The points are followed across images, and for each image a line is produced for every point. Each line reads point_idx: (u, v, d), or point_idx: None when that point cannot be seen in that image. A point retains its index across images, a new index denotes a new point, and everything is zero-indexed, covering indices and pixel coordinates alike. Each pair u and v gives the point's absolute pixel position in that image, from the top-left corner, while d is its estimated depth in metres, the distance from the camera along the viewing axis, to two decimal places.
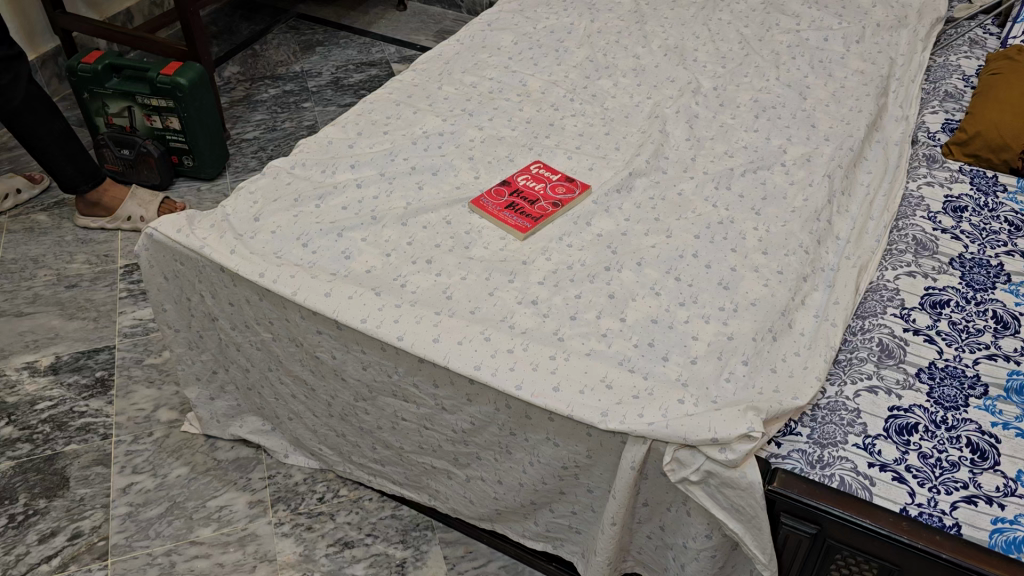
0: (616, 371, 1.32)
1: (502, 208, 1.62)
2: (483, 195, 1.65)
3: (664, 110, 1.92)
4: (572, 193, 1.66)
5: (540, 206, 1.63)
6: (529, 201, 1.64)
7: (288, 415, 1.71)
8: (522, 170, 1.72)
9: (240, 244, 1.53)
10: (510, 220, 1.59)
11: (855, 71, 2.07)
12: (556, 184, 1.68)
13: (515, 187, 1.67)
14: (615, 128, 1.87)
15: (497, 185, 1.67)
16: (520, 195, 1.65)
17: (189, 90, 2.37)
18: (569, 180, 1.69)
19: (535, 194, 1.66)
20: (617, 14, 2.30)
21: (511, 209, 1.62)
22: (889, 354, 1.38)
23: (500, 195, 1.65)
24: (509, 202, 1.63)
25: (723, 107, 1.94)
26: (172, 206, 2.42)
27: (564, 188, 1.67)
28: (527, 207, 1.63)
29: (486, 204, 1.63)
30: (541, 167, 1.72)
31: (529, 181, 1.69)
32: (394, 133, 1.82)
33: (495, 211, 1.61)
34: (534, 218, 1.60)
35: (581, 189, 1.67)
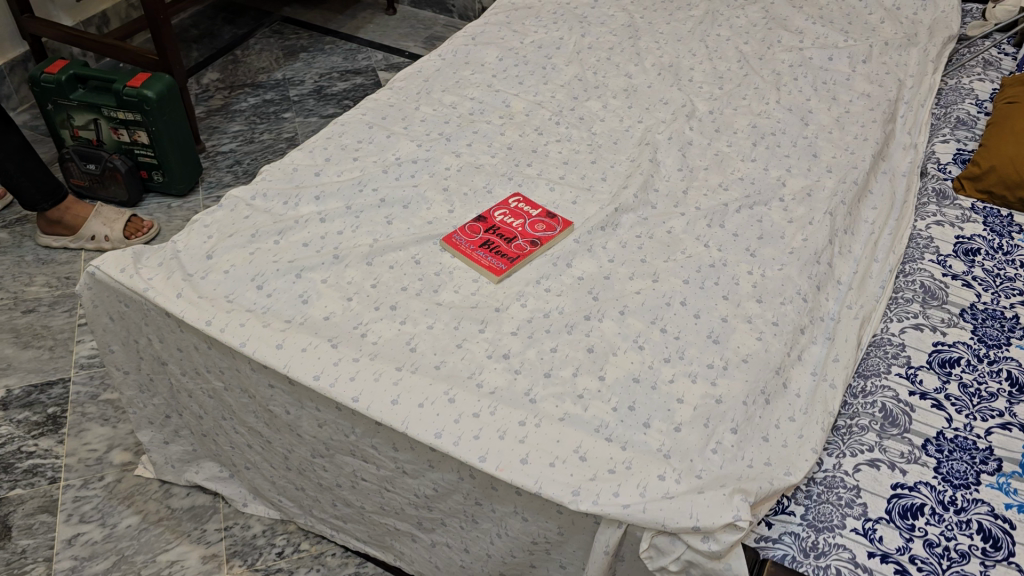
0: (591, 440, 1.19)
1: (476, 247, 1.50)
2: (456, 231, 1.53)
3: (656, 137, 1.79)
4: (553, 229, 1.53)
5: (517, 245, 1.50)
6: (505, 239, 1.51)
7: (245, 464, 1.59)
8: (498, 203, 1.59)
9: (188, 286, 1.40)
10: (484, 261, 1.47)
11: (861, 94, 1.94)
12: (535, 219, 1.55)
13: (490, 224, 1.54)
14: (602, 155, 1.75)
15: (472, 221, 1.55)
16: (495, 233, 1.53)
17: (157, 103, 2.25)
18: (552, 215, 1.56)
19: (511, 231, 1.53)
20: (610, 28, 2.17)
21: (486, 249, 1.49)
22: (893, 422, 1.25)
23: (474, 233, 1.52)
24: (483, 240, 1.51)
25: (719, 133, 1.82)
26: (139, 225, 2.31)
27: (545, 224, 1.54)
28: (502, 247, 1.50)
29: (459, 243, 1.50)
30: (520, 200, 1.60)
31: (506, 216, 1.56)
32: (365, 159, 1.69)
33: (469, 251, 1.49)
34: (510, 258, 1.48)
35: (564, 225, 1.54)
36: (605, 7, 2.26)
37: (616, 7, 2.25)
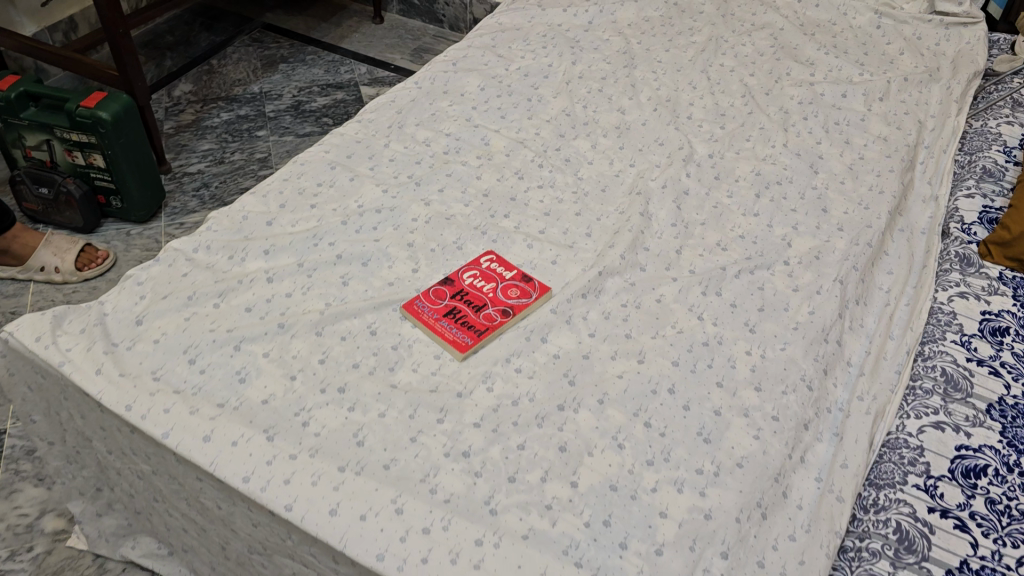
0: (559, 566, 1.02)
1: (441, 316, 1.33)
2: (419, 296, 1.36)
3: (648, 184, 1.62)
4: (529, 296, 1.37)
5: (487, 315, 1.33)
6: (474, 307, 1.34)
7: (182, 547, 1.43)
8: (468, 263, 1.42)
9: (110, 359, 1.23)
10: (448, 334, 1.30)
11: (877, 137, 1.76)
12: (509, 283, 1.39)
13: (458, 288, 1.37)
14: (588, 205, 1.58)
15: (437, 283, 1.38)
16: (463, 299, 1.36)
17: (113, 125, 2.08)
18: (527, 278, 1.40)
19: (481, 297, 1.36)
20: (604, 54, 1.99)
21: (452, 319, 1.32)
22: (909, 547, 1.08)
23: (438, 298, 1.35)
24: (449, 308, 1.34)
25: (719, 181, 1.65)
26: (93, 254, 2.15)
27: (520, 290, 1.38)
28: (471, 316, 1.33)
29: (420, 311, 1.33)
30: (493, 260, 1.43)
31: (476, 279, 1.39)
32: (324, 207, 1.52)
33: (432, 320, 1.32)
34: (477, 331, 1.31)
35: (541, 290, 1.37)
36: (599, 31, 2.08)
37: (611, 31, 2.08)
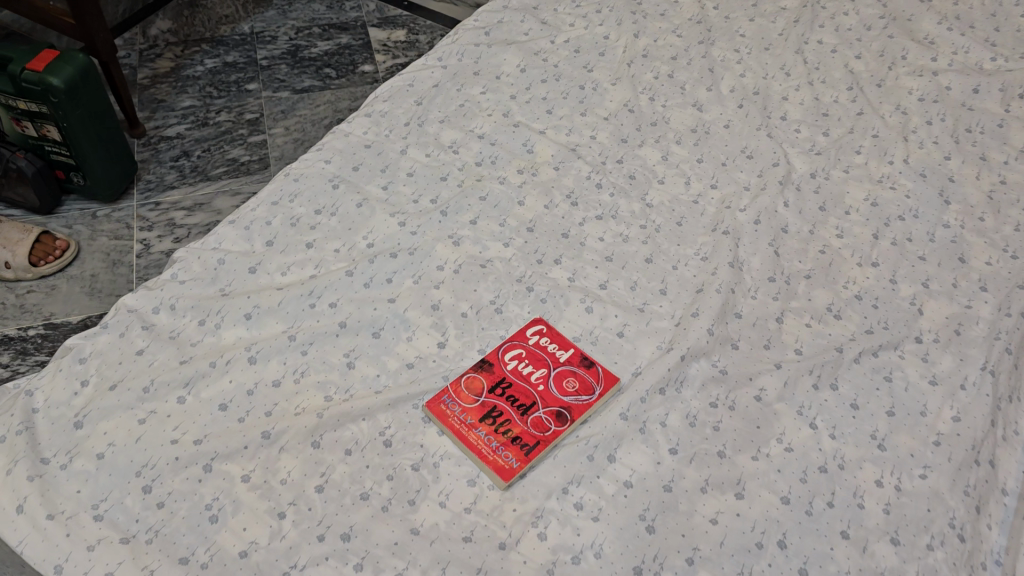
0: None
1: (477, 424, 1.01)
2: (447, 390, 1.04)
3: (736, 217, 1.28)
4: (590, 391, 1.05)
5: (537, 421, 1.02)
6: (520, 408, 1.03)
7: None
8: (510, 338, 1.09)
9: (37, 489, 0.92)
10: (487, 452, 0.99)
11: (1020, 151, 1.40)
12: (564, 371, 1.07)
13: (498, 379, 1.05)
14: (660, 247, 1.24)
15: (470, 371, 1.06)
16: (505, 395, 1.04)
17: (66, 93, 1.71)
18: (587, 363, 1.07)
19: (529, 392, 1.04)
20: (674, 23, 1.60)
21: (492, 427, 1.01)
22: None
23: (473, 395, 1.04)
24: (487, 409, 1.02)
25: (826, 213, 1.30)
26: (50, 245, 1.81)
27: (578, 382, 1.05)
28: (516, 422, 1.02)
29: (449, 414, 1.02)
30: (541, 334, 1.10)
31: (521, 364, 1.07)
32: (324, 248, 1.19)
33: (465, 429, 1.01)
34: (524, 446, 0.99)
35: (606, 382, 1.05)
36: None
37: None
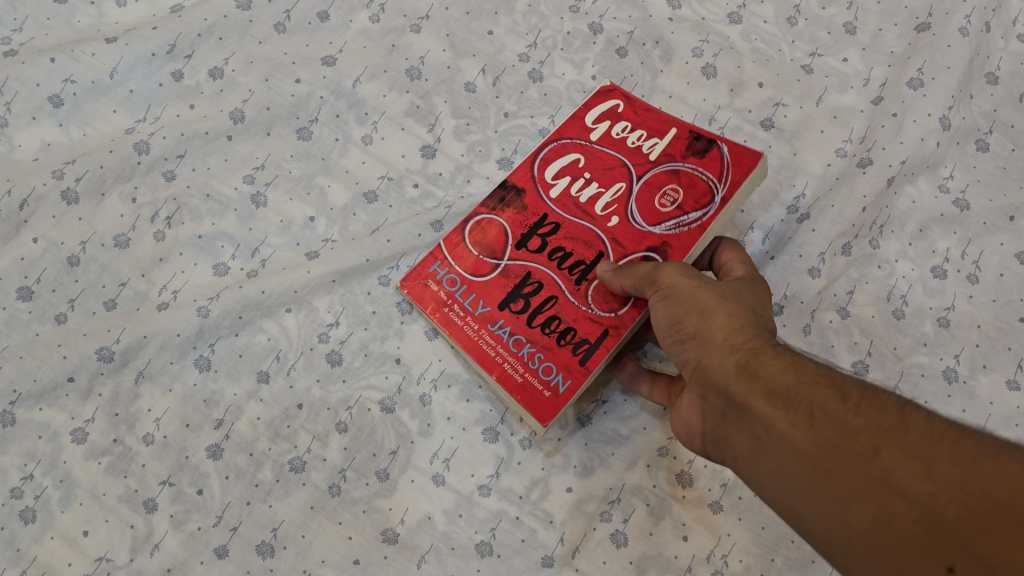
0: None
1: (495, 313, 0.53)
2: (440, 256, 0.55)
3: None
4: (709, 205, 0.53)
5: (608, 293, 0.52)
6: (575, 272, 0.53)
7: None
8: (551, 139, 0.57)
9: None
10: (510, 368, 0.51)
11: None
12: (659, 177, 0.55)
13: (535, 220, 0.55)
14: None
15: (482, 214, 0.56)
16: (549, 250, 0.54)
17: None
18: (701, 147, 0.55)
19: (592, 235, 0.54)
20: None
21: (523, 318, 0.53)
22: None
23: (488, 258, 0.54)
24: (513, 285, 0.54)
25: None
26: None
27: (683, 193, 0.54)
28: (568, 302, 0.53)
29: (446, 304, 0.54)
30: (612, 119, 0.57)
31: (578, 184, 0.55)
32: None
33: (474, 328, 0.53)
34: (587, 353, 0.51)
35: (735, 174, 0.53)
36: None
37: None
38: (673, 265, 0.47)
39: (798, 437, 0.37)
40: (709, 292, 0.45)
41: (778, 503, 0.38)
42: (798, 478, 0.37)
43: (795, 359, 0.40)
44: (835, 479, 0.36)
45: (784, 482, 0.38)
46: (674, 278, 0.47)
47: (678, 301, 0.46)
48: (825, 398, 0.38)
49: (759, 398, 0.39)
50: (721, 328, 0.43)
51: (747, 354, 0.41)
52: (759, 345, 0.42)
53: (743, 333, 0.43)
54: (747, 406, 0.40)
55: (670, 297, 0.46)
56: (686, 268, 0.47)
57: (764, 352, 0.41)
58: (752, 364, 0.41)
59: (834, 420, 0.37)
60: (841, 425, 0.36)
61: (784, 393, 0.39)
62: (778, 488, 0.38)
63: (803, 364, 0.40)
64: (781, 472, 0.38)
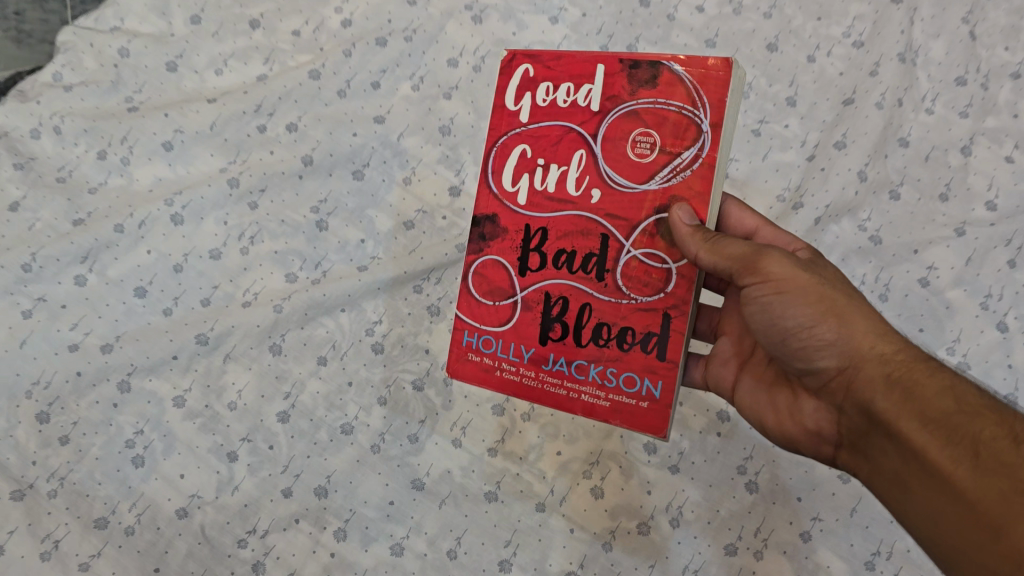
0: None
1: (543, 351, 0.53)
2: (466, 325, 0.55)
3: None
4: (693, 137, 0.49)
5: (638, 277, 0.51)
6: (590, 267, 0.52)
7: None
8: (490, 141, 0.54)
9: None
10: (590, 396, 0.52)
11: None
12: (620, 125, 0.51)
13: (521, 236, 0.53)
14: (792, 23, 0.79)
15: (472, 261, 0.54)
16: (552, 260, 0.52)
17: None
18: (647, 75, 0.50)
19: (578, 220, 0.52)
20: None
21: (569, 341, 0.52)
22: None
23: (503, 299, 0.54)
24: (541, 315, 0.53)
25: None
26: None
27: (655, 133, 0.50)
28: (603, 303, 0.52)
29: (494, 366, 0.54)
30: (534, 88, 0.52)
31: (540, 175, 0.52)
32: (276, 29, 0.79)
33: (532, 376, 0.53)
34: (642, 333, 0.51)
35: (711, 95, 0.49)
36: None
37: None
38: (777, 255, 0.50)
39: (952, 469, 0.42)
40: (849, 308, 0.48)
41: (926, 520, 0.44)
42: (950, 506, 0.42)
43: (950, 384, 0.45)
44: (989, 515, 0.41)
45: (935, 504, 0.43)
46: (780, 267, 0.49)
47: (806, 301, 0.48)
48: (987, 432, 0.42)
49: (915, 423, 0.44)
50: (871, 348, 0.47)
51: (900, 372, 0.46)
52: (912, 364, 0.46)
53: (889, 351, 0.47)
54: (902, 429, 0.45)
55: (796, 296, 0.49)
56: (793, 259, 0.50)
57: (919, 373, 0.45)
58: (910, 384, 0.45)
59: (994, 458, 0.41)
60: (999, 462, 0.41)
61: (940, 421, 0.43)
62: (930, 508, 0.44)
63: (959, 391, 0.44)
64: (932, 493, 0.43)
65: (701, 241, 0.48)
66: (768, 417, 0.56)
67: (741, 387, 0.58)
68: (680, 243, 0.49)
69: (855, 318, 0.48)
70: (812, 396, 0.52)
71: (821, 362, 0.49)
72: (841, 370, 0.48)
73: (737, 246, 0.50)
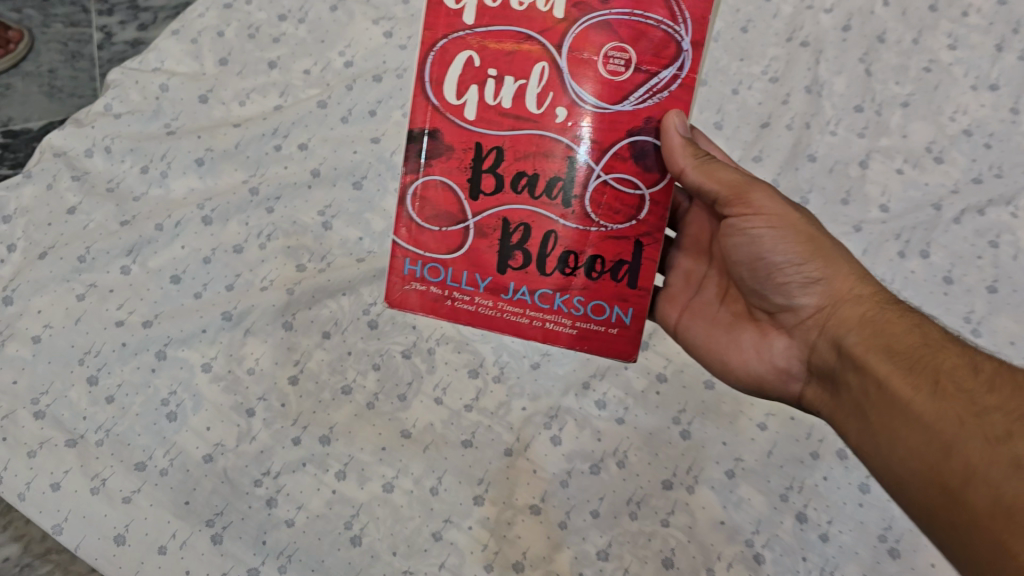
0: None
1: (502, 280, 0.58)
2: (410, 253, 0.58)
3: (818, 21, 0.98)
4: (669, 55, 0.54)
5: (605, 201, 0.57)
6: (554, 192, 0.57)
7: None
8: (440, 42, 0.55)
9: None
10: (557, 323, 0.58)
11: None
12: (587, 35, 0.55)
13: (473, 154, 0.56)
14: (718, 62, 0.96)
15: (415, 181, 0.57)
16: (510, 183, 0.57)
17: None
18: None
19: (536, 138, 0.56)
20: None
21: (535, 271, 0.58)
22: None
23: (455, 224, 0.57)
24: (497, 243, 0.58)
25: (937, 16, 0.99)
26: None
27: (629, 47, 0.55)
28: (568, 231, 0.57)
29: (445, 295, 0.58)
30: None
31: (492, 88, 0.56)
32: (291, 68, 0.95)
33: (491, 304, 0.58)
34: (611, 260, 0.58)
35: (692, 10, 0.54)
36: None
37: None
38: (764, 191, 0.60)
39: (914, 395, 0.51)
40: (834, 255, 0.60)
41: (884, 433, 0.53)
42: (908, 419, 0.51)
43: (915, 326, 0.55)
44: (945, 427, 0.49)
45: (895, 421, 0.52)
46: (766, 201, 0.60)
47: (796, 237, 0.59)
48: (946, 364, 0.52)
49: (884, 360, 0.54)
50: (849, 289, 0.59)
51: (872, 316, 0.56)
52: (884, 308, 0.57)
53: (867, 295, 0.58)
54: (871, 365, 0.54)
55: (786, 235, 0.59)
56: (778, 198, 0.60)
57: (889, 315, 0.56)
58: (881, 324, 0.56)
59: (950, 383, 0.51)
60: (957, 385, 0.51)
61: (904, 359, 0.53)
62: (893, 428, 0.52)
63: (922, 330, 0.55)
64: (896, 413, 0.52)
65: (688, 155, 0.55)
66: (737, 348, 0.65)
67: (712, 322, 0.67)
68: (667, 156, 0.56)
69: (837, 266, 0.59)
70: (784, 330, 0.62)
71: (804, 297, 0.60)
72: (822, 304, 0.59)
73: (727, 179, 0.60)
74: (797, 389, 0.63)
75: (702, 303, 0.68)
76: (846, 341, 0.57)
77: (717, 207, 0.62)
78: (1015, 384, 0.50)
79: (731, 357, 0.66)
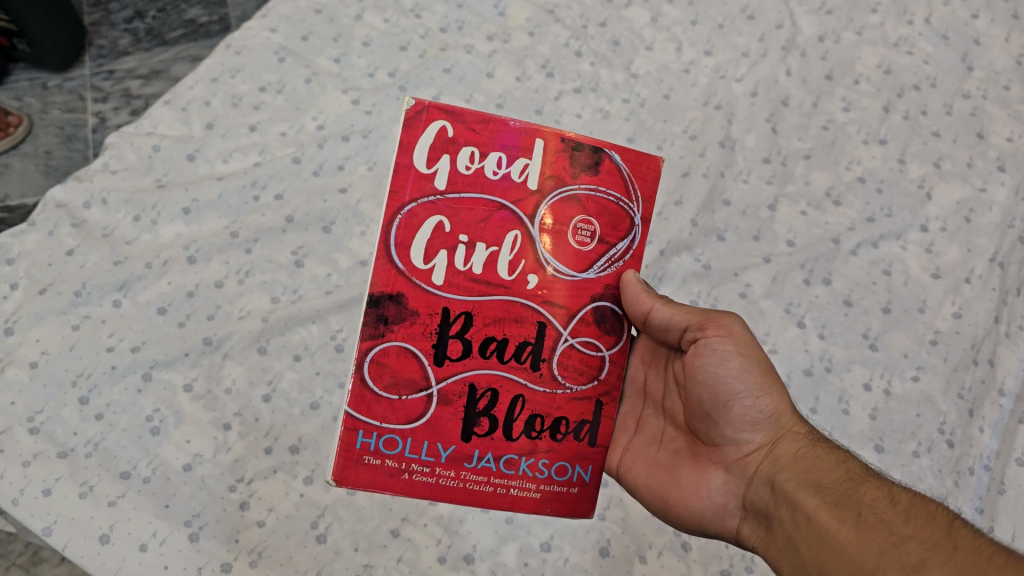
0: None
1: (467, 449, 0.61)
2: (365, 428, 0.59)
3: (730, 89, 1.12)
4: (625, 229, 0.64)
5: (570, 364, 0.64)
6: (524, 356, 0.62)
7: None
8: (411, 211, 0.59)
9: None
10: (525, 490, 0.62)
11: None
12: (556, 207, 0.62)
13: (438, 319, 0.60)
14: (645, 124, 1.09)
15: (372, 350, 0.59)
16: (477, 349, 0.61)
17: None
18: (594, 166, 0.63)
19: (508, 306, 0.62)
20: None
21: (501, 437, 0.62)
22: None
23: (418, 394, 0.60)
24: (460, 411, 0.61)
25: (834, 83, 1.13)
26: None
27: (594, 221, 0.63)
28: (536, 395, 0.63)
29: (401, 469, 0.60)
30: (455, 150, 0.60)
31: (464, 255, 0.61)
32: (268, 131, 1.06)
33: (455, 476, 0.61)
34: (574, 422, 0.64)
35: (643, 191, 0.64)
36: None
37: None
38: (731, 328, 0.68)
39: (837, 525, 0.57)
40: (781, 392, 0.66)
41: (813, 567, 0.57)
42: (834, 549, 0.56)
43: (846, 466, 0.61)
44: (865, 555, 0.55)
45: (819, 551, 0.57)
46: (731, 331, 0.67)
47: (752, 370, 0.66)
48: (870, 500, 0.58)
49: (813, 492, 0.60)
50: (788, 424, 0.65)
51: (808, 450, 0.63)
52: (818, 448, 0.63)
53: (801, 435, 0.64)
54: (801, 498, 0.60)
55: (744, 365, 0.66)
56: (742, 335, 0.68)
57: (822, 453, 0.62)
58: (813, 460, 0.62)
59: (872, 518, 0.56)
60: (876, 517, 0.56)
61: (833, 491, 0.59)
62: (818, 556, 0.57)
63: (848, 469, 0.61)
64: (821, 542, 0.57)
65: (652, 296, 0.66)
66: (678, 485, 0.68)
67: (655, 459, 0.70)
68: (632, 300, 0.65)
69: (781, 402, 0.66)
70: (723, 466, 0.66)
71: (748, 433, 0.65)
72: (765, 440, 0.65)
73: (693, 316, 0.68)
74: (734, 526, 0.66)
75: (646, 444, 0.71)
76: (780, 476, 0.62)
77: (685, 342, 0.70)
78: (927, 515, 0.56)
79: (672, 494, 0.68)
